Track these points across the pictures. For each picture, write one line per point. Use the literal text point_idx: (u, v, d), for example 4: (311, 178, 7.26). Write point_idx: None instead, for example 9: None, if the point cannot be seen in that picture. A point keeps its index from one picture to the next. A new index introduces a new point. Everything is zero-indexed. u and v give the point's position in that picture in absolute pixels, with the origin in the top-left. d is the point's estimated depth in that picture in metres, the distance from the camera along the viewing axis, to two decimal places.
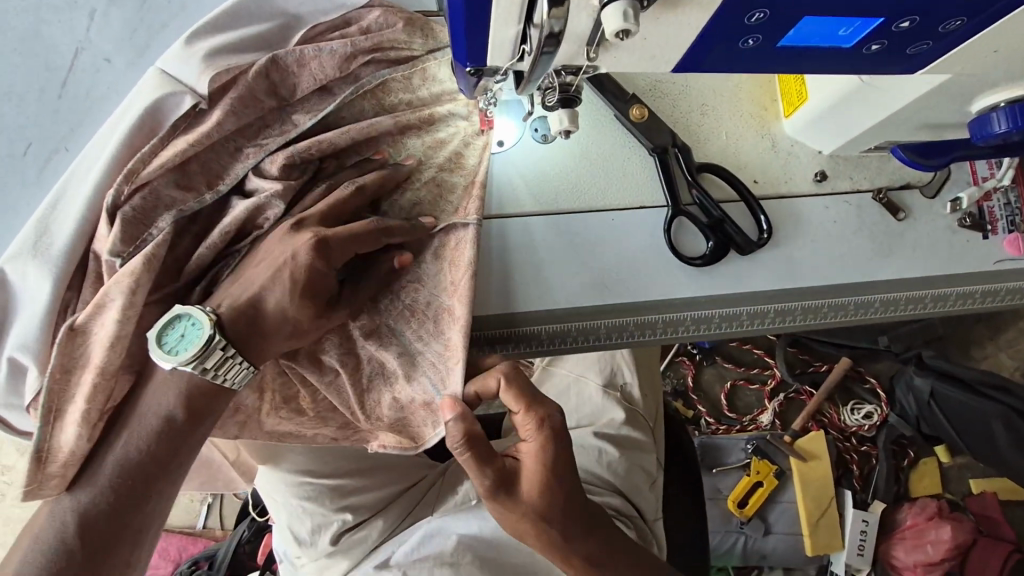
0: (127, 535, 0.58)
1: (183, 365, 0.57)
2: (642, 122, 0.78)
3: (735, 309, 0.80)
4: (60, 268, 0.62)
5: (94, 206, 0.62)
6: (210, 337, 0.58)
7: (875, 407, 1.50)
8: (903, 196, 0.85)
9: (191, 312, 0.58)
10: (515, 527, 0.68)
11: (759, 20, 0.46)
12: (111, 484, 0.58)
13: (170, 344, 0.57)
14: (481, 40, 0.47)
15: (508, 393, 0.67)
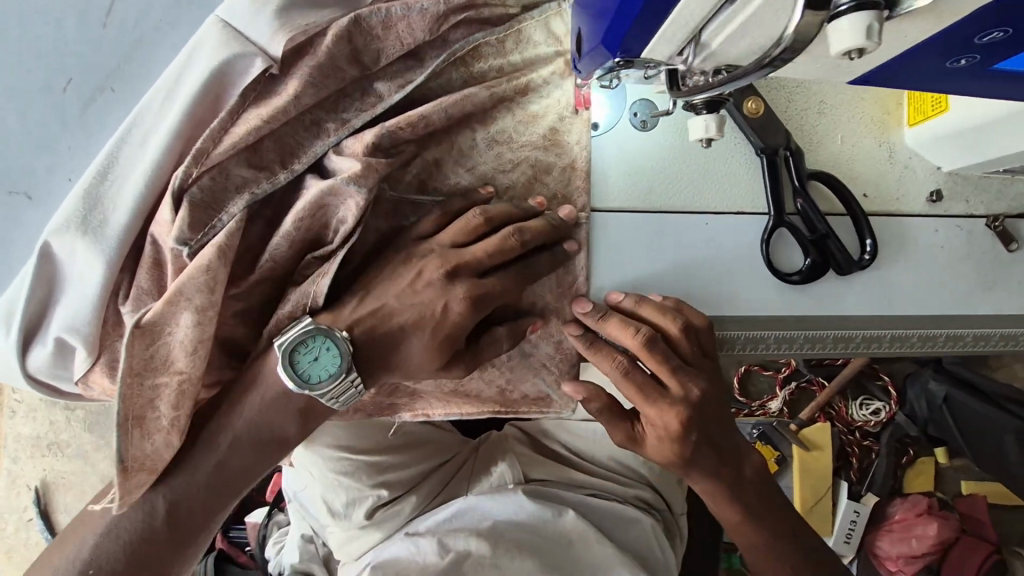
0: (189, 545, 0.57)
1: (314, 392, 0.55)
2: (757, 119, 0.69)
3: (820, 332, 0.74)
4: (115, 252, 0.56)
5: (155, 184, 0.56)
6: (345, 366, 0.56)
7: (884, 405, 1.43)
8: (1019, 225, 0.77)
9: (327, 333, 0.56)
10: (663, 419, 0.63)
11: (990, 40, 0.38)
12: (210, 481, 0.57)
13: (302, 367, 0.55)
14: (648, 28, 0.39)
15: (633, 306, 0.66)
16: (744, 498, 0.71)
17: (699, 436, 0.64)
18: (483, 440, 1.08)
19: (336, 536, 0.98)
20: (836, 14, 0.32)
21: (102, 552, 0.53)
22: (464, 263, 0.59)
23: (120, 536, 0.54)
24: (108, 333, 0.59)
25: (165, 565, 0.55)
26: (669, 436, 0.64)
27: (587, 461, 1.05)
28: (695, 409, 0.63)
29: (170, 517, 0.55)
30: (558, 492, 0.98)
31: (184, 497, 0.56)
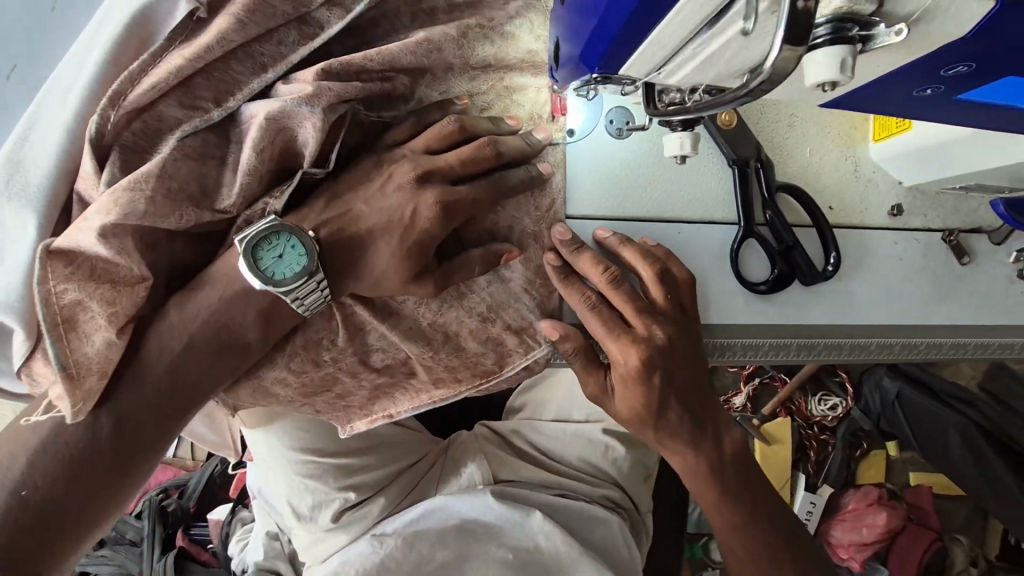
0: (140, 460, 0.53)
1: (278, 291, 0.51)
2: (730, 130, 0.70)
3: (786, 340, 0.77)
4: (42, 211, 0.52)
5: (75, 136, 0.51)
6: (311, 267, 0.52)
7: (841, 401, 1.50)
8: (971, 239, 0.81)
9: (293, 232, 0.52)
10: (623, 351, 0.61)
11: (957, 73, 0.39)
12: (163, 386, 0.52)
13: (266, 265, 0.51)
14: (630, 45, 0.39)
15: (619, 246, 0.66)
16: (722, 474, 0.68)
17: (663, 380, 0.63)
18: (454, 440, 1.07)
19: (301, 538, 0.96)
20: (813, 45, 0.32)
21: (41, 466, 0.48)
22: (435, 169, 0.56)
23: (60, 450, 0.49)
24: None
25: (117, 475, 0.51)
26: (630, 375, 0.62)
27: (554, 461, 1.05)
28: (660, 349, 0.62)
29: (117, 428, 0.51)
30: (525, 494, 0.98)
31: (132, 408, 0.51)
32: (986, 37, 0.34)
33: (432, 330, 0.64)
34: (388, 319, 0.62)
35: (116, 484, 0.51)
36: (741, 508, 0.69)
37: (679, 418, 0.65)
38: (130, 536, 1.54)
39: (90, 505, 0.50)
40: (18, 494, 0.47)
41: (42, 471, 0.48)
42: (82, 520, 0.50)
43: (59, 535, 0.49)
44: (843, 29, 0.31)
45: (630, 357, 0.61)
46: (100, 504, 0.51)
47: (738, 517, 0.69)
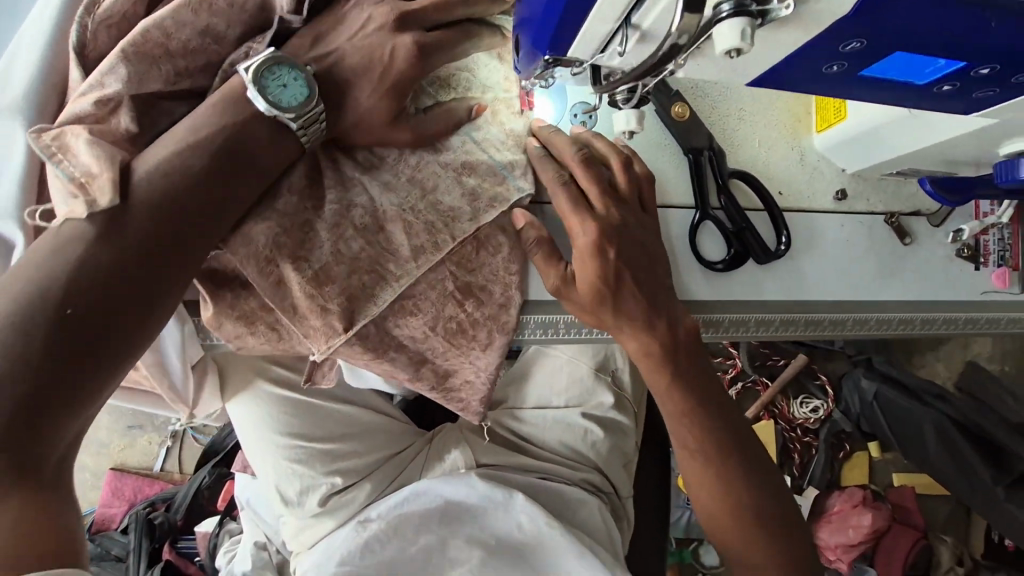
0: (173, 282, 0.55)
1: (282, 116, 0.56)
2: (683, 123, 0.77)
3: (745, 315, 0.82)
4: (32, 115, 0.58)
5: (60, 49, 0.59)
6: (310, 95, 0.57)
7: (823, 403, 1.54)
8: (911, 221, 0.88)
9: (296, 64, 0.56)
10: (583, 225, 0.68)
11: (853, 49, 0.45)
12: (187, 206, 0.55)
13: (272, 92, 0.56)
14: (572, 28, 0.45)
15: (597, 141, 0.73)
16: (673, 360, 0.73)
17: (617, 254, 0.68)
18: (438, 431, 1.11)
19: (289, 527, 0.99)
20: (721, 18, 0.38)
21: (73, 282, 0.49)
22: (411, 14, 0.61)
23: (88, 269, 0.50)
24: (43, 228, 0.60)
25: (154, 291, 0.53)
26: (588, 248, 0.67)
27: (534, 446, 1.10)
28: (612, 227, 0.69)
29: (142, 247, 0.53)
30: (507, 475, 1.02)
31: (153, 227, 0.53)
32: (870, 16, 0.40)
33: (411, 183, 0.66)
34: (369, 172, 0.66)
35: (156, 300, 0.54)
36: (690, 399, 0.75)
37: (636, 300, 0.70)
38: (115, 552, 1.56)
39: (131, 320, 0.52)
40: (63, 310, 0.49)
41: (82, 283, 0.50)
42: (128, 337, 0.52)
43: (95, 354, 0.50)
44: (742, 5, 0.38)
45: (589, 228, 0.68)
46: (144, 320, 0.53)
47: (687, 405, 0.75)
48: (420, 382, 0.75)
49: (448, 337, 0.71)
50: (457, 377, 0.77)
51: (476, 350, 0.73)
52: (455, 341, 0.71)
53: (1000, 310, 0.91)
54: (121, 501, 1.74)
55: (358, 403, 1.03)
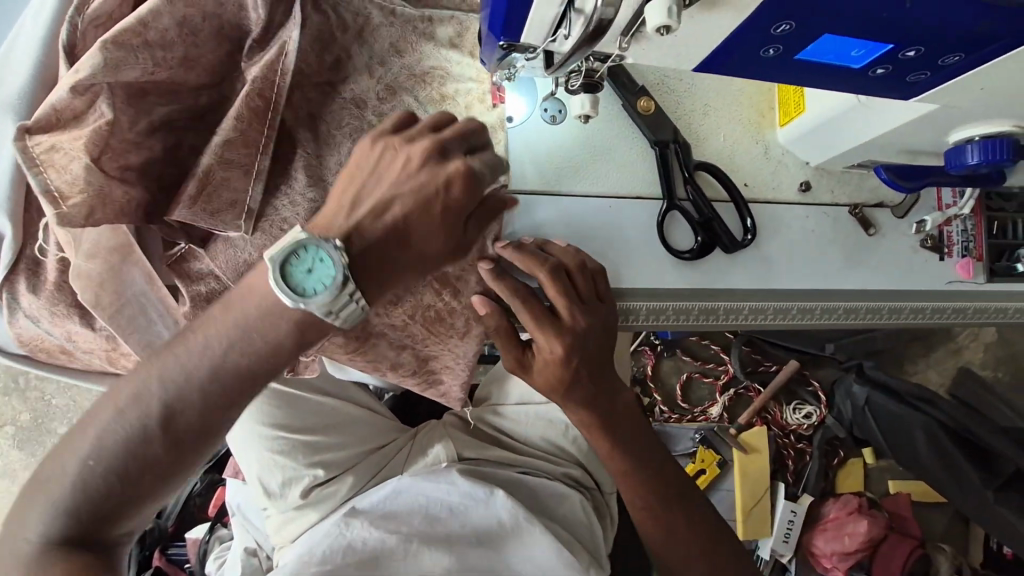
0: (250, 410, 0.51)
1: (310, 307, 0.48)
2: (649, 116, 0.81)
3: (714, 304, 0.84)
4: (23, 111, 0.61)
5: (49, 48, 0.62)
6: (342, 278, 0.49)
7: (815, 408, 1.55)
8: (876, 213, 0.91)
9: (321, 245, 0.49)
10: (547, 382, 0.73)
11: (784, 31, 0.48)
12: (300, 334, 0.50)
13: (298, 281, 0.48)
14: (521, 12, 0.48)
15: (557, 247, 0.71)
16: (617, 424, 0.81)
17: (579, 360, 0.71)
18: (422, 428, 1.12)
19: (272, 521, 0.99)
20: None
21: (107, 441, 0.47)
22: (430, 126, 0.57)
23: (120, 430, 0.47)
24: (32, 219, 0.63)
25: (233, 422, 0.51)
26: (554, 361, 0.70)
27: (516, 441, 1.11)
28: (580, 337, 0.70)
29: (167, 408, 0.47)
30: (490, 471, 1.03)
31: (181, 387, 0.48)
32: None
33: None
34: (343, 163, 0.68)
35: (232, 426, 0.51)
36: (632, 458, 0.84)
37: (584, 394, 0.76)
38: None
39: (202, 447, 0.50)
40: (143, 428, 0.47)
41: (163, 398, 0.48)
42: (197, 461, 0.50)
43: (164, 479, 0.49)
44: None
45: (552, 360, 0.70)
46: (216, 445, 0.51)
47: (629, 466, 0.84)
48: (398, 370, 0.80)
49: (425, 324, 0.75)
50: (437, 361, 0.81)
51: (454, 337, 0.78)
52: (432, 327, 0.76)
53: (964, 300, 0.93)
54: None
55: (341, 398, 1.05)
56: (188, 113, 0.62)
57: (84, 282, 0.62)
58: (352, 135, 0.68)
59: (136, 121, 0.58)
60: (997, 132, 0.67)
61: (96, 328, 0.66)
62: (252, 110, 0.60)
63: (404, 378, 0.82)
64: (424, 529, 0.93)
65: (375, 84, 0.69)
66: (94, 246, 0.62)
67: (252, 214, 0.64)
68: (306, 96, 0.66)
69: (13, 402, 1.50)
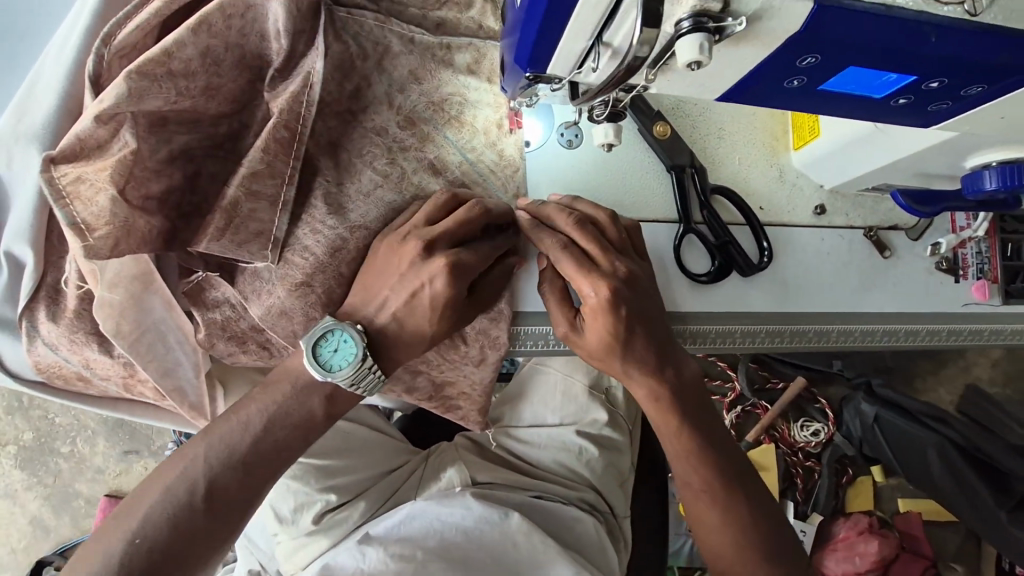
0: (265, 481, 0.62)
1: (335, 380, 0.62)
2: (665, 140, 0.81)
3: (731, 327, 0.84)
4: (47, 143, 0.61)
5: (73, 81, 0.62)
6: (360, 355, 0.62)
7: (823, 425, 1.53)
8: (891, 236, 0.91)
9: (343, 327, 0.62)
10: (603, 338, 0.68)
11: (809, 64, 0.49)
12: (303, 417, 0.63)
13: (325, 358, 0.62)
14: (550, 48, 0.48)
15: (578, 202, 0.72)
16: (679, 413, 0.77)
17: (628, 311, 0.67)
18: (434, 450, 1.11)
19: (281, 548, 0.97)
20: (682, 33, 0.42)
21: (152, 519, 0.56)
22: (438, 237, 0.64)
23: (167, 505, 0.57)
24: (53, 248, 0.64)
25: (250, 491, 0.60)
26: (601, 307, 0.65)
27: (531, 466, 1.10)
28: (621, 283, 0.67)
29: (211, 481, 0.59)
30: (504, 495, 1.02)
31: (223, 463, 0.59)
32: (821, 28, 0.44)
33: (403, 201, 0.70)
34: (362, 190, 0.68)
35: (250, 497, 0.61)
36: (700, 444, 0.77)
37: (644, 348, 0.70)
38: None
39: (226, 518, 0.59)
40: (185, 498, 0.58)
41: (199, 471, 0.59)
42: (223, 529, 0.59)
43: (197, 548, 0.57)
44: (701, 22, 0.41)
45: (598, 309, 0.66)
46: (236, 516, 0.60)
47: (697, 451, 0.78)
48: (413, 395, 0.80)
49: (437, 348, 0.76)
50: (453, 388, 0.81)
51: (467, 365, 0.78)
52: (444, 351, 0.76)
53: (981, 322, 0.92)
54: None
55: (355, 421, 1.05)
56: (208, 142, 0.62)
57: (105, 311, 0.62)
58: (373, 163, 0.69)
59: (157, 149, 0.59)
60: (1013, 157, 0.67)
61: (114, 355, 0.66)
62: (278, 141, 0.61)
63: (419, 402, 0.81)
64: (440, 552, 0.90)
65: (394, 112, 0.70)
66: (116, 276, 0.62)
67: (278, 244, 0.65)
68: (327, 125, 0.66)
69: (17, 421, 1.49)
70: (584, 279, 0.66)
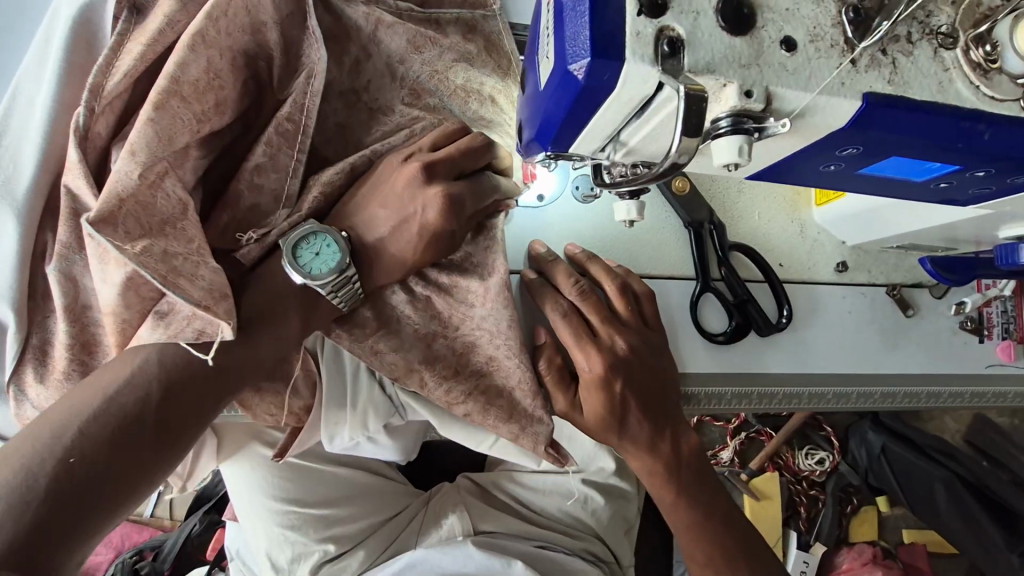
0: (225, 390, 0.55)
1: (314, 284, 0.55)
2: (683, 196, 0.78)
3: (749, 388, 0.81)
4: (28, 203, 0.60)
5: (54, 132, 0.60)
6: (345, 263, 0.56)
7: (829, 454, 1.47)
8: (913, 293, 0.88)
9: (329, 232, 0.56)
10: (602, 416, 0.68)
11: (849, 154, 0.46)
12: (274, 325, 0.57)
13: (305, 260, 0.55)
14: (573, 134, 0.46)
15: (594, 265, 0.72)
16: (678, 478, 0.75)
17: (622, 384, 0.67)
18: (435, 492, 1.08)
19: None
20: (718, 134, 0.39)
21: (91, 428, 0.47)
22: (438, 161, 0.58)
23: (110, 418, 0.48)
24: (37, 307, 0.63)
25: (210, 397, 0.54)
26: (594, 382, 0.66)
27: (535, 513, 1.06)
28: (620, 360, 0.67)
29: (166, 390, 0.51)
30: (506, 544, 0.99)
31: (182, 371, 0.52)
32: (867, 126, 0.41)
33: None
34: None
35: (207, 406, 0.54)
36: (697, 513, 0.76)
37: (640, 426, 0.70)
38: None
39: (183, 423, 0.52)
40: (133, 407, 0.49)
41: (151, 376, 0.51)
42: (176, 437, 0.52)
43: (147, 458, 0.50)
44: (740, 122, 0.39)
45: (595, 382, 0.66)
46: (192, 423, 0.53)
47: (694, 519, 0.77)
48: (435, 367, 0.64)
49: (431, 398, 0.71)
50: (479, 352, 0.66)
51: (474, 305, 0.64)
52: (454, 304, 0.65)
53: (1004, 382, 0.89)
54: (110, 549, 1.72)
55: (354, 466, 0.99)
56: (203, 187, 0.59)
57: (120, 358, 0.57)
58: None
59: None
60: None
61: None
62: (281, 134, 0.56)
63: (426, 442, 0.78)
64: None
65: (398, 85, 0.63)
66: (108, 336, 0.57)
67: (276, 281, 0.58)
68: (331, 107, 0.61)
69: None
70: (579, 350, 0.67)
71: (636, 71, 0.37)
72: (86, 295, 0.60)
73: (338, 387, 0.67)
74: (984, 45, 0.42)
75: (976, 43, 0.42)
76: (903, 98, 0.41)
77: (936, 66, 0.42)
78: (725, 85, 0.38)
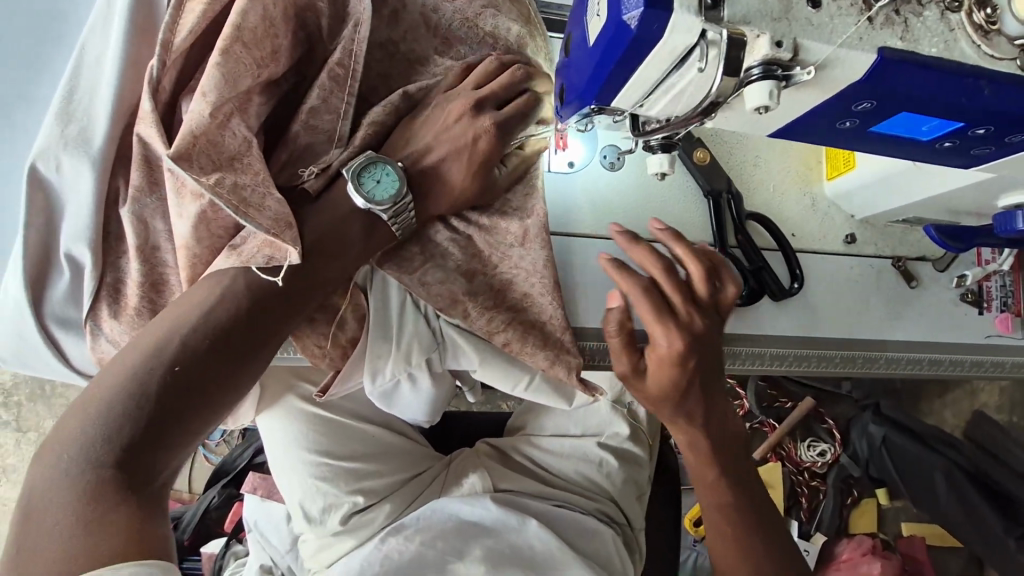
0: (297, 316, 0.60)
1: (377, 210, 0.60)
2: (704, 165, 0.84)
3: (761, 349, 0.86)
4: (101, 151, 0.65)
5: (125, 86, 0.66)
6: (402, 191, 0.61)
7: (830, 445, 1.53)
8: (916, 266, 0.93)
9: (388, 162, 0.61)
10: (665, 386, 0.70)
11: (863, 109, 0.51)
12: (332, 257, 0.61)
13: (368, 187, 0.60)
14: (617, 87, 0.51)
15: (683, 244, 0.70)
16: None
17: (695, 361, 0.68)
18: (456, 456, 1.13)
19: (311, 543, 1.02)
20: (751, 80, 0.45)
21: (188, 343, 0.53)
22: (486, 97, 0.63)
23: (203, 334, 0.54)
24: (111, 249, 0.68)
25: (284, 321, 0.59)
26: (670, 359, 0.67)
27: (551, 476, 1.11)
28: (695, 338, 0.67)
29: (249, 315, 0.56)
30: (524, 502, 1.04)
31: (261, 294, 0.57)
32: (882, 79, 0.46)
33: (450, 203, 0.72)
34: None
35: (281, 331, 0.59)
36: None
37: None
38: None
39: (260, 344, 0.57)
40: (221, 326, 0.55)
41: (237, 297, 0.56)
42: (254, 356, 0.57)
43: (233, 375, 0.55)
44: (770, 70, 0.44)
45: (667, 359, 0.67)
46: (268, 345, 0.58)
47: None
48: (477, 298, 0.70)
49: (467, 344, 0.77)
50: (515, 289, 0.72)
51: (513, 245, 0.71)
52: (494, 244, 0.70)
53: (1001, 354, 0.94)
54: None
55: (380, 424, 1.05)
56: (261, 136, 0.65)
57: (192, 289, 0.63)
58: None
59: None
60: None
61: None
62: (332, 78, 0.62)
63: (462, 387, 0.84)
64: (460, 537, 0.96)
65: (432, 35, 0.69)
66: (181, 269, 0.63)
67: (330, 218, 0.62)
68: (374, 58, 0.67)
69: None
70: (660, 328, 0.67)
71: (683, 20, 0.42)
72: (156, 237, 0.66)
73: (382, 324, 0.70)
74: (984, 9, 0.47)
75: (978, 7, 0.47)
76: (913, 54, 0.46)
77: (942, 27, 0.47)
78: (758, 36, 0.43)
